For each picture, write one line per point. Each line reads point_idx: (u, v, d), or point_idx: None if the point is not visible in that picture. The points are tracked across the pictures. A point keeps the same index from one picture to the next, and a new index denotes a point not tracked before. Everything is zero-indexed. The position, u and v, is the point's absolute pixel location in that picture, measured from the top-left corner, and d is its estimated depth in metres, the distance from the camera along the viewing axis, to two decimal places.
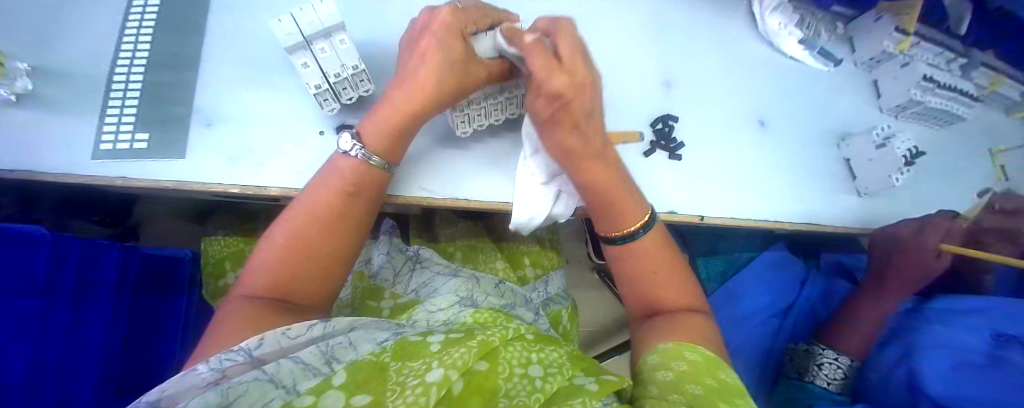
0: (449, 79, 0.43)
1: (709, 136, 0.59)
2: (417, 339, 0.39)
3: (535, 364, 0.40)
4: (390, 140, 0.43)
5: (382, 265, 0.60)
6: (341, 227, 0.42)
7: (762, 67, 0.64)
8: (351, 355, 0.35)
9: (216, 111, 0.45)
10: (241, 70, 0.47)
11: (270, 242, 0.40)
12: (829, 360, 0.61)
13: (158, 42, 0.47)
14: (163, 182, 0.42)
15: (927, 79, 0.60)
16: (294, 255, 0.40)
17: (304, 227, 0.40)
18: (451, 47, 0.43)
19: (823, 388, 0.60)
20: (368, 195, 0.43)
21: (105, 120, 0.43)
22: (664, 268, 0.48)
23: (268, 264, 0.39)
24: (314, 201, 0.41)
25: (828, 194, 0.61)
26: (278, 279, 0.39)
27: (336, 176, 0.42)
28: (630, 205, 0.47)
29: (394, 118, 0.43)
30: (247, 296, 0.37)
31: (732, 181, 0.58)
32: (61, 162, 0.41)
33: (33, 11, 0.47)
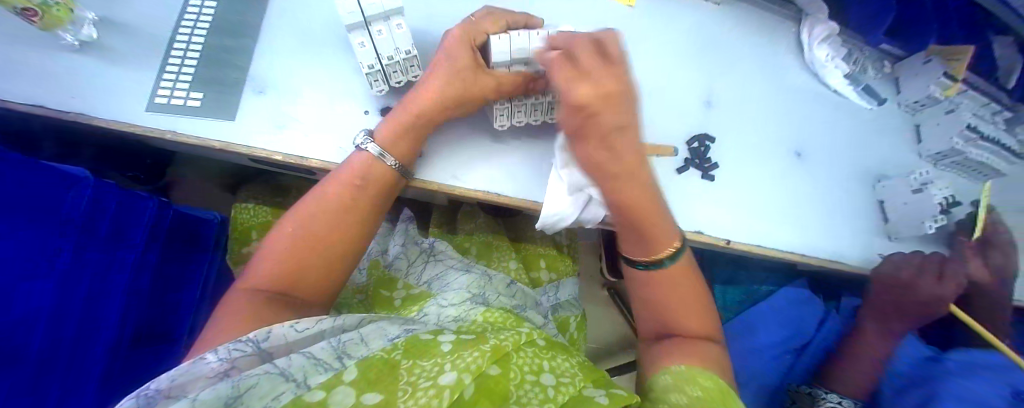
0: (455, 87, 0.44)
1: (745, 160, 0.58)
2: (428, 338, 0.38)
3: (547, 372, 0.40)
4: (403, 143, 0.44)
5: (397, 255, 0.60)
6: (346, 222, 0.42)
7: (804, 99, 0.64)
8: (362, 352, 0.36)
9: (268, 80, 0.46)
10: (297, 42, 0.48)
11: (278, 235, 0.41)
12: (834, 403, 0.57)
13: (221, 8, 0.49)
14: (210, 141, 0.43)
15: (971, 128, 0.59)
16: (298, 248, 0.40)
17: (311, 221, 0.41)
18: (457, 57, 0.45)
19: None
20: (374, 189, 0.44)
21: (163, 76, 0.45)
22: (685, 295, 0.46)
23: (275, 257, 0.39)
24: (324, 196, 0.42)
25: (858, 233, 0.60)
26: (283, 272, 0.39)
27: (346, 172, 0.43)
28: (664, 232, 0.44)
29: (407, 120, 0.44)
30: (254, 288, 0.38)
31: (763, 209, 0.57)
32: (118, 111, 0.43)
33: None
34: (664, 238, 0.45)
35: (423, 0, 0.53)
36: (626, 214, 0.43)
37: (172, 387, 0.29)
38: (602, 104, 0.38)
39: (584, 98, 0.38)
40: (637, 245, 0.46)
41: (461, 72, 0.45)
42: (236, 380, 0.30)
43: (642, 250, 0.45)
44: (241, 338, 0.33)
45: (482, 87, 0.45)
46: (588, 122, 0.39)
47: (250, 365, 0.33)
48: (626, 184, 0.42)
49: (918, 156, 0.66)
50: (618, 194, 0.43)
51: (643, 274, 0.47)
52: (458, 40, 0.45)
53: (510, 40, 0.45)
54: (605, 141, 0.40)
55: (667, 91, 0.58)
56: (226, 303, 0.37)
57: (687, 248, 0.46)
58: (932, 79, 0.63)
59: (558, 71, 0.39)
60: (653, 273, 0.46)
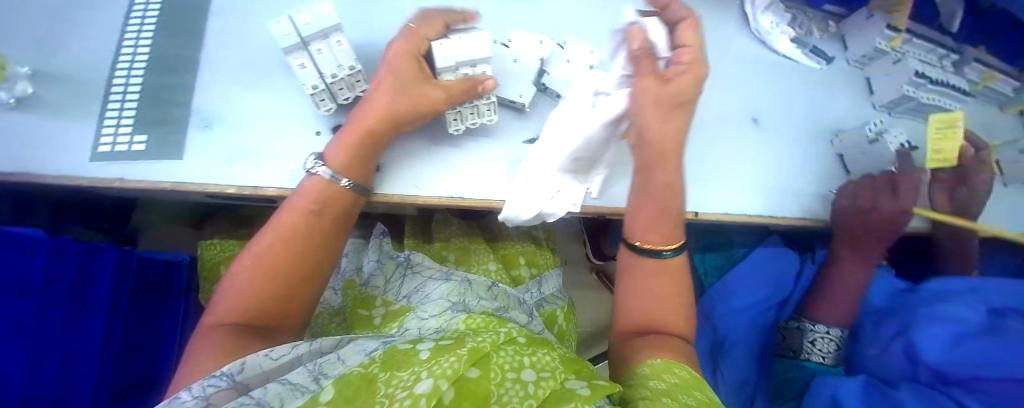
0: (403, 100, 0.44)
1: (703, 133, 0.59)
2: (406, 347, 0.39)
3: (527, 368, 0.39)
4: (356, 162, 0.44)
5: (372, 272, 0.59)
6: (306, 246, 0.42)
7: (754, 67, 0.65)
8: (338, 370, 0.35)
9: (213, 113, 0.46)
10: (239, 71, 0.48)
11: (239, 267, 0.40)
12: (820, 334, 0.59)
13: (158, 46, 0.48)
14: (160, 183, 0.42)
15: (918, 75, 0.61)
16: (263, 277, 0.39)
17: (272, 249, 0.40)
18: (403, 71, 0.45)
19: (818, 363, 0.58)
20: (333, 212, 0.43)
21: (104, 122, 0.44)
22: (674, 288, 0.47)
23: (237, 291, 0.39)
24: (283, 222, 0.41)
25: (821, 190, 0.62)
26: (246, 305, 0.38)
27: (305, 195, 0.43)
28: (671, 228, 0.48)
29: (357, 139, 0.44)
30: (218, 324, 0.37)
31: (726, 178, 0.58)
32: (63, 164, 0.42)
33: (32, 17, 0.48)
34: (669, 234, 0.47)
35: (364, 15, 0.52)
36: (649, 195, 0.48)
37: None
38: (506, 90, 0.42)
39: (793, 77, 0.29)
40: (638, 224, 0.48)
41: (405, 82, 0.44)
42: None
43: (658, 238, 0.47)
44: (216, 372, 0.32)
45: (431, 96, 0.45)
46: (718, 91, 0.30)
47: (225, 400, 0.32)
48: (660, 170, 0.48)
49: (872, 107, 0.68)
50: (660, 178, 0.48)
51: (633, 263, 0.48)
52: (402, 57, 0.45)
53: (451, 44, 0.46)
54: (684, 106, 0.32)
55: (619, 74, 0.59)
56: (195, 340, 0.36)
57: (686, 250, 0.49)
58: (877, 33, 0.64)
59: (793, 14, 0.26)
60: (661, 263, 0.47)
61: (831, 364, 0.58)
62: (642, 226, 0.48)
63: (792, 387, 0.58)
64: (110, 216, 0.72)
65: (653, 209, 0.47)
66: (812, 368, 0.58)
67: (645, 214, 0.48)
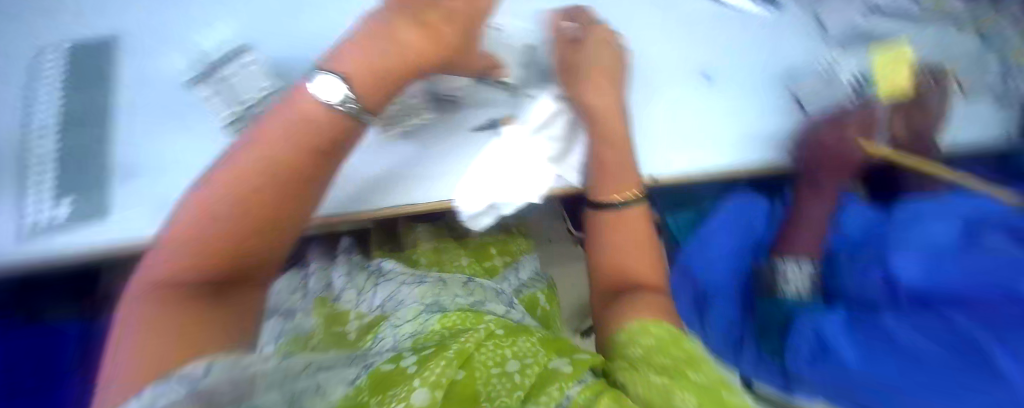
0: (279, 170, 0.35)
1: (654, 98, 0.58)
2: (389, 368, 0.39)
3: (512, 359, 0.40)
4: (200, 258, 0.33)
5: (343, 286, 0.57)
6: (292, 166, 0.36)
7: (700, 24, 0.63)
8: (321, 403, 0.32)
9: (139, 164, 0.44)
10: (161, 114, 0.47)
11: (212, 187, 0.35)
12: (794, 267, 0.61)
13: (69, 104, 0.46)
14: (96, 245, 0.41)
15: None
16: (241, 206, 0.34)
17: (252, 174, 0.35)
18: (292, 128, 0.36)
19: (795, 295, 0.60)
20: (334, 132, 0.37)
21: (26, 194, 0.42)
22: (638, 246, 0.54)
23: (199, 223, 0.34)
24: (269, 133, 0.36)
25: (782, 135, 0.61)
26: (212, 242, 0.33)
27: (293, 112, 0.37)
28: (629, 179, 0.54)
29: (198, 249, 0.33)
30: (166, 279, 0.31)
31: (682, 139, 0.57)
32: None
33: None
34: (630, 179, 0.54)
35: (282, 35, 0.51)
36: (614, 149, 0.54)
37: None
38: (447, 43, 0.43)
39: None
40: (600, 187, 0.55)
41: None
42: None
43: (618, 184, 0.54)
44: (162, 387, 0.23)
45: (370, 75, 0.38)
46: None
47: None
48: (614, 122, 0.55)
49: (827, 44, 0.66)
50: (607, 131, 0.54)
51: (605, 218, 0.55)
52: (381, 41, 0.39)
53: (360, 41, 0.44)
54: None
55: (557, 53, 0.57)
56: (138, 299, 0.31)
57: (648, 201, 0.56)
58: None
59: None
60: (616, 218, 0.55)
61: (809, 297, 0.60)
62: (603, 177, 0.54)
63: (775, 331, 0.61)
64: None
65: (619, 163, 0.54)
66: (792, 303, 0.60)
67: (603, 168, 0.54)
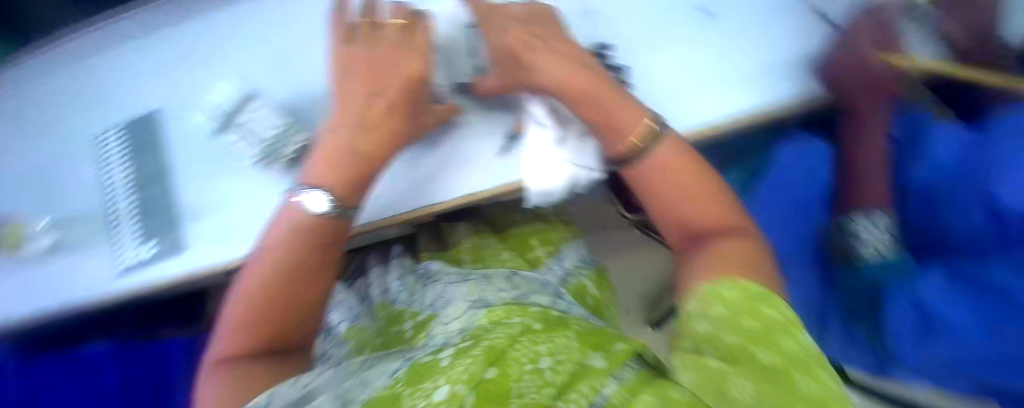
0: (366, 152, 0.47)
1: (667, 46, 0.52)
2: (427, 361, 0.43)
3: (545, 356, 0.42)
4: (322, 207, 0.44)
5: (398, 289, 0.63)
6: (305, 281, 0.44)
7: None
8: (364, 393, 0.39)
9: (198, 204, 0.49)
10: (203, 157, 0.50)
11: (236, 301, 0.43)
12: (864, 225, 0.53)
13: (138, 164, 0.51)
14: (174, 276, 0.47)
15: None
16: (266, 309, 0.42)
17: (274, 287, 0.43)
18: (332, 153, 0.46)
19: (871, 256, 0.52)
20: (314, 241, 0.44)
21: (117, 244, 0.50)
22: (590, 85, 0.48)
23: (235, 325, 0.43)
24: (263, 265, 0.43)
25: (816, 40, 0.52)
26: (261, 338, 0.42)
27: (283, 231, 0.44)
28: (615, 103, 0.47)
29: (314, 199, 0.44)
30: (223, 361, 0.41)
31: (712, 80, 0.50)
32: (97, 280, 0.49)
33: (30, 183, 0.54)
34: (581, 78, 0.48)
35: (279, 59, 0.51)
36: (569, 92, 0.48)
37: None
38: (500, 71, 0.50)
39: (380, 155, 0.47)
40: (591, 111, 0.47)
41: (360, 105, 0.48)
42: None
43: (505, 80, 0.49)
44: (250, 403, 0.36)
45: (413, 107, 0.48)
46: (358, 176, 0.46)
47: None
48: (540, 56, 0.48)
49: None
50: (544, 67, 0.48)
51: (637, 174, 0.48)
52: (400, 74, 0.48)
53: None
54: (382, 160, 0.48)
55: (553, 16, 0.52)
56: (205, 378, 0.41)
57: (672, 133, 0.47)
58: None
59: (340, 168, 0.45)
60: (656, 165, 0.46)
61: (894, 257, 0.51)
62: (582, 102, 0.48)
63: (861, 291, 0.54)
64: None
65: (584, 96, 0.48)
66: (873, 269, 0.52)
67: (580, 96, 0.48)
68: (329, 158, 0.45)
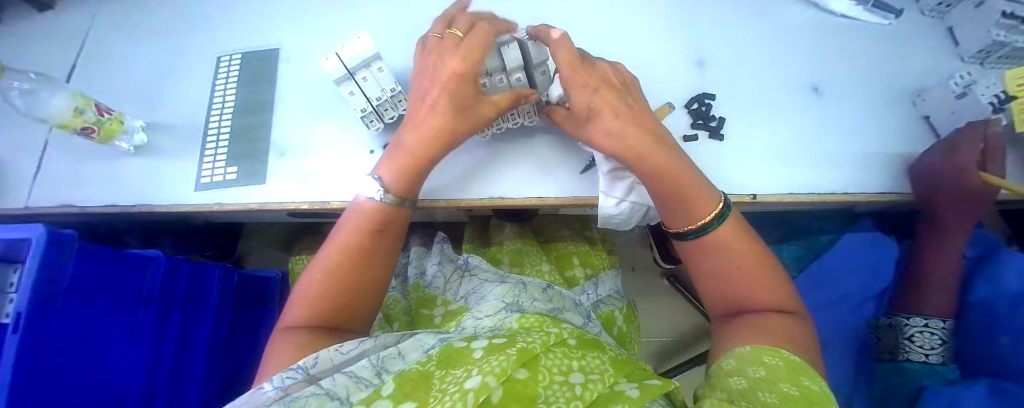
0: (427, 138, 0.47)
1: (755, 114, 0.56)
2: (462, 345, 0.41)
3: (577, 371, 0.41)
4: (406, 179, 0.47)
5: (435, 274, 0.65)
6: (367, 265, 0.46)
7: (812, 35, 0.60)
8: (398, 365, 0.39)
9: (287, 144, 0.52)
10: (306, 105, 0.54)
11: (309, 275, 0.45)
12: (918, 329, 0.57)
13: (241, 94, 0.56)
14: (248, 204, 0.49)
15: (1008, 16, 0.53)
16: (332, 288, 0.44)
17: (342, 267, 0.44)
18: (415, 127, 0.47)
19: (920, 363, 0.56)
20: (389, 229, 0.47)
21: (204, 160, 0.52)
22: (664, 160, 0.46)
23: (307, 295, 0.44)
24: (341, 241, 0.46)
25: (891, 143, 0.56)
26: (321, 312, 0.43)
27: (360, 216, 0.47)
28: (691, 183, 0.45)
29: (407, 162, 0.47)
30: (292, 327, 0.42)
31: (786, 155, 0.54)
32: (175, 187, 0.51)
33: (140, 86, 0.58)
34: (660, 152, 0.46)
35: (404, 40, 0.57)
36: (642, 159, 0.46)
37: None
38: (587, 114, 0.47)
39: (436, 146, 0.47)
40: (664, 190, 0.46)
41: (431, 87, 0.47)
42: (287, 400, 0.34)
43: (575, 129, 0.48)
44: (292, 366, 0.37)
45: (465, 94, 0.46)
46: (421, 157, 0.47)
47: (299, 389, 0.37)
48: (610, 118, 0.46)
49: (959, 61, 0.60)
50: (610, 133, 0.46)
51: (697, 243, 0.46)
52: (447, 66, 0.46)
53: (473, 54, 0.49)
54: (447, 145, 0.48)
55: (653, 64, 0.58)
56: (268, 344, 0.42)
57: (731, 208, 0.46)
58: None
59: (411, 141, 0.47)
60: (704, 238, 0.45)
61: (940, 362, 0.55)
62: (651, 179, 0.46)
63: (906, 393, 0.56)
64: (214, 242, 0.89)
65: (659, 171, 0.45)
66: (919, 370, 0.55)
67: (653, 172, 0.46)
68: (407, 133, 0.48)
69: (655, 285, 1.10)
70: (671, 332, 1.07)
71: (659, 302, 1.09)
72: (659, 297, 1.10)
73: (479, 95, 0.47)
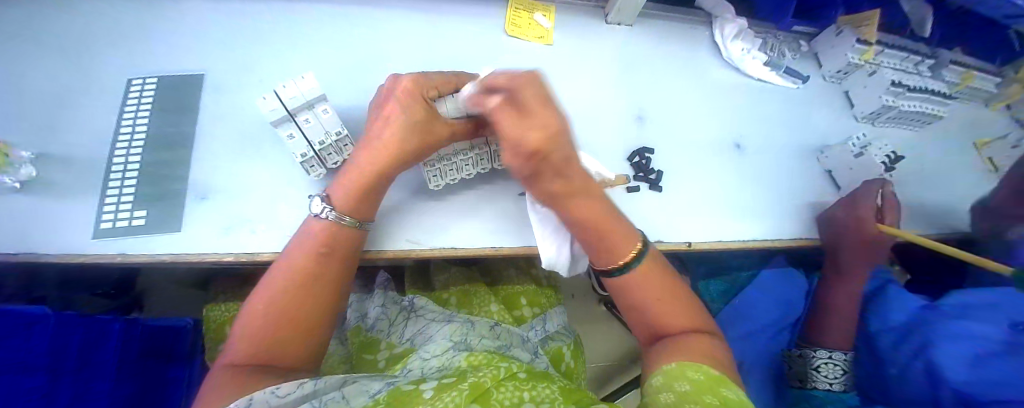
0: (385, 155, 0.45)
1: (687, 166, 0.60)
2: (410, 388, 0.41)
3: (527, 402, 0.40)
4: (360, 200, 0.45)
5: (377, 317, 0.62)
6: (317, 289, 0.43)
7: (734, 94, 0.67)
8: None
9: (210, 184, 0.47)
10: (235, 140, 0.50)
11: (251, 309, 0.41)
12: (824, 360, 0.63)
13: (155, 124, 0.50)
14: (160, 255, 0.43)
15: (896, 84, 0.66)
16: (277, 319, 0.41)
17: (288, 294, 0.42)
18: (378, 140, 0.45)
19: (826, 390, 0.62)
20: (341, 252, 0.45)
21: (104, 201, 0.46)
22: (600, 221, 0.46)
23: (251, 330, 0.40)
24: (289, 267, 0.42)
25: (802, 194, 0.63)
26: (266, 347, 0.40)
27: (311, 238, 0.44)
28: (622, 238, 0.46)
29: (360, 181, 0.45)
30: (231, 368, 0.38)
31: (719, 204, 0.59)
32: (66, 232, 0.44)
33: (24, 110, 0.50)
34: (624, 245, 0.46)
35: (349, 76, 0.55)
36: (583, 228, 0.46)
37: None
38: (552, 143, 0.39)
39: (389, 161, 0.45)
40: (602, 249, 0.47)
41: (386, 106, 0.45)
42: None
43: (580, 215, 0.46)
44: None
45: (422, 115, 0.45)
46: (377, 174, 0.45)
47: None
48: (580, 201, 0.45)
49: (855, 119, 0.72)
50: (575, 212, 0.45)
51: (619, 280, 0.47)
52: (398, 84, 0.45)
53: (446, 103, 0.48)
54: (404, 166, 0.46)
55: (601, 110, 0.60)
56: (205, 387, 0.37)
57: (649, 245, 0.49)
58: (848, 48, 0.68)
59: (368, 155, 0.45)
60: (628, 275, 0.47)
61: (841, 390, 0.62)
62: (594, 246, 0.47)
63: None
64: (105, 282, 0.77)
65: (598, 235, 0.46)
66: (823, 396, 0.62)
67: (591, 238, 0.46)
68: (365, 150, 0.45)
69: (594, 313, 1.13)
70: (609, 358, 1.10)
71: (600, 330, 1.13)
72: (597, 323, 1.13)
73: (435, 116, 0.46)
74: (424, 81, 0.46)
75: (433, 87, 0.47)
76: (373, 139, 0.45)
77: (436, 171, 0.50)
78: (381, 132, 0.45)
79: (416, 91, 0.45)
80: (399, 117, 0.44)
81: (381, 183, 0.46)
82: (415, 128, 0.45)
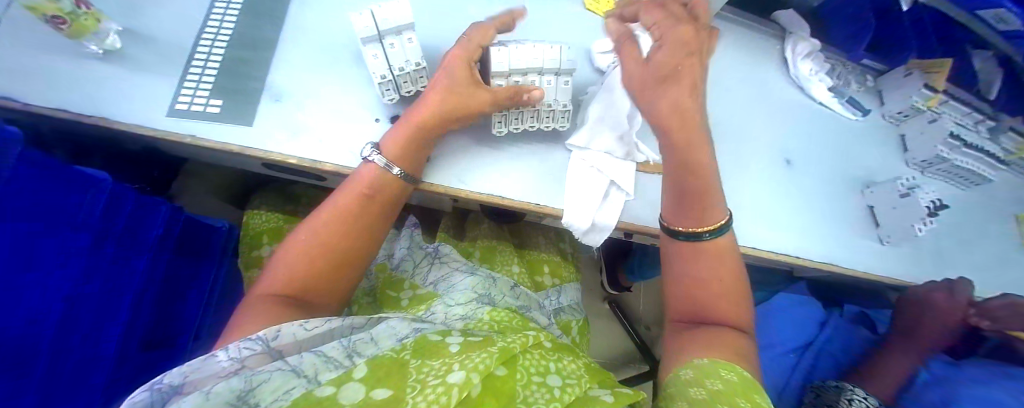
0: (429, 110, 0.47)
1: (735, 171, 0.60)
2: (437, 339, 0.41)
3: (553, 374, 0.42)
4: (405, 150, 0.46)
5: (402, 258, 0.63)
6: (355, 231, 0.45)
7: (793, 112, 0.67)
8: (372, 350, 0.38)
9: (285, 89, 0.49)
10: (314, 52, 0.51)
11: (294, 242, 0.44)
12: (860, 397, 0.60)
13: (241, 24, 0.52)
14: (227, 145, 0.45)
15: (954, 136, 0.64)
16: (317, 254, 0.43)
17: (328, 231, 0.44)
18: (424, 100, 0.48)
19: None
20: (383, 199, 0.46)
21: (183, 84, 0.48)
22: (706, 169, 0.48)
23: (289, 262, 0.43)
24: (336, 206, 0.45)
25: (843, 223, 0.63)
26: (300, 279, 0.42)
27: (359, 183, 0.46)
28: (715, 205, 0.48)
29: (405, 131, 0.47)
30: (267, 294, 0.41)
31: (760, 213, 0.59)
32: (143, 105, 0.46)
33: None
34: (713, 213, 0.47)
35: (430, 15, 0.56)
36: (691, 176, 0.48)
37: (185, 384, 0.32)
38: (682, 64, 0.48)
39: (432, 116, 0.47)
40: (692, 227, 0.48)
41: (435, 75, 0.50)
42: (252, 374, 0.33)
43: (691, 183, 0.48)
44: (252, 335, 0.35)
45: (464, 78, 0.48)
46: (421, 126, 0.47)
47: (260, 363, 0.35)
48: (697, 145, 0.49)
49: (905, 164, 0.71)
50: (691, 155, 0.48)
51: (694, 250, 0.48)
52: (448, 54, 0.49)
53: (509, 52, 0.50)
54: (449, 123, 0.48)
55: None
56: (242, 308, 0.40)
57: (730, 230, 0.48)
58: (914, 89, 0.67)
59: (416, 111, 0.48)
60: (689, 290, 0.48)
61: None
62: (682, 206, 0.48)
63: None
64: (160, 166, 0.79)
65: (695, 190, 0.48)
66: None
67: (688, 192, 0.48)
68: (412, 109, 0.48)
69: (598, 308, 1.14)
70: (603, 354, 1.11)
71: (601, 325, 1.13)
72: (599, 318, 1.14)
73: (477, 81, 0.48)
74: (467, 48, 0.49)
75: (477, 47, 0.49)
76: (422, 98, 0.49)
77: (502, 116, 0.51)
78: (427, 94, 0.48)
79: (464, 58, 0.49)
80: (445, 79, 0.48)
81: (426, 134, 0.47)
82: (455, 89, 0.47)
